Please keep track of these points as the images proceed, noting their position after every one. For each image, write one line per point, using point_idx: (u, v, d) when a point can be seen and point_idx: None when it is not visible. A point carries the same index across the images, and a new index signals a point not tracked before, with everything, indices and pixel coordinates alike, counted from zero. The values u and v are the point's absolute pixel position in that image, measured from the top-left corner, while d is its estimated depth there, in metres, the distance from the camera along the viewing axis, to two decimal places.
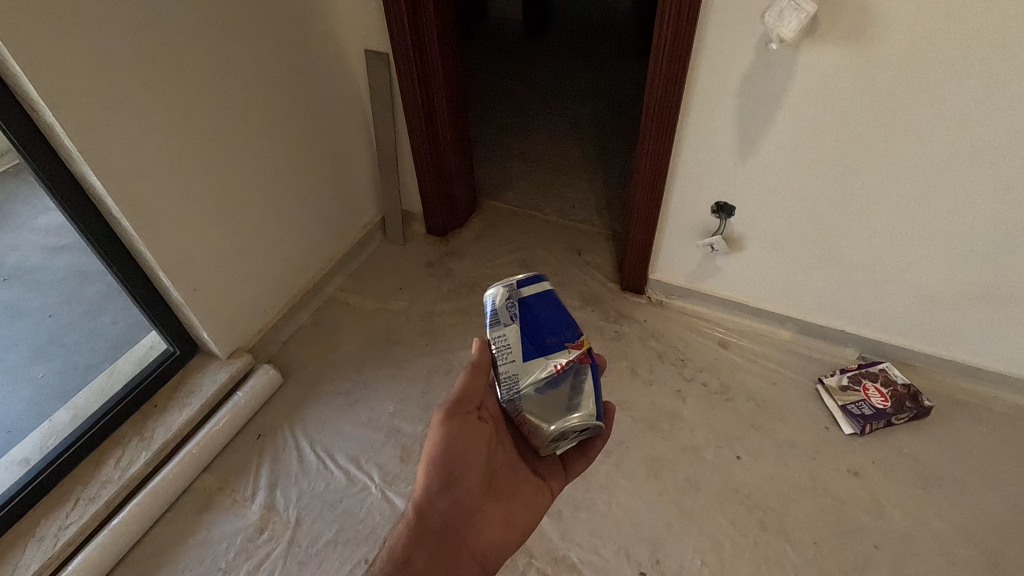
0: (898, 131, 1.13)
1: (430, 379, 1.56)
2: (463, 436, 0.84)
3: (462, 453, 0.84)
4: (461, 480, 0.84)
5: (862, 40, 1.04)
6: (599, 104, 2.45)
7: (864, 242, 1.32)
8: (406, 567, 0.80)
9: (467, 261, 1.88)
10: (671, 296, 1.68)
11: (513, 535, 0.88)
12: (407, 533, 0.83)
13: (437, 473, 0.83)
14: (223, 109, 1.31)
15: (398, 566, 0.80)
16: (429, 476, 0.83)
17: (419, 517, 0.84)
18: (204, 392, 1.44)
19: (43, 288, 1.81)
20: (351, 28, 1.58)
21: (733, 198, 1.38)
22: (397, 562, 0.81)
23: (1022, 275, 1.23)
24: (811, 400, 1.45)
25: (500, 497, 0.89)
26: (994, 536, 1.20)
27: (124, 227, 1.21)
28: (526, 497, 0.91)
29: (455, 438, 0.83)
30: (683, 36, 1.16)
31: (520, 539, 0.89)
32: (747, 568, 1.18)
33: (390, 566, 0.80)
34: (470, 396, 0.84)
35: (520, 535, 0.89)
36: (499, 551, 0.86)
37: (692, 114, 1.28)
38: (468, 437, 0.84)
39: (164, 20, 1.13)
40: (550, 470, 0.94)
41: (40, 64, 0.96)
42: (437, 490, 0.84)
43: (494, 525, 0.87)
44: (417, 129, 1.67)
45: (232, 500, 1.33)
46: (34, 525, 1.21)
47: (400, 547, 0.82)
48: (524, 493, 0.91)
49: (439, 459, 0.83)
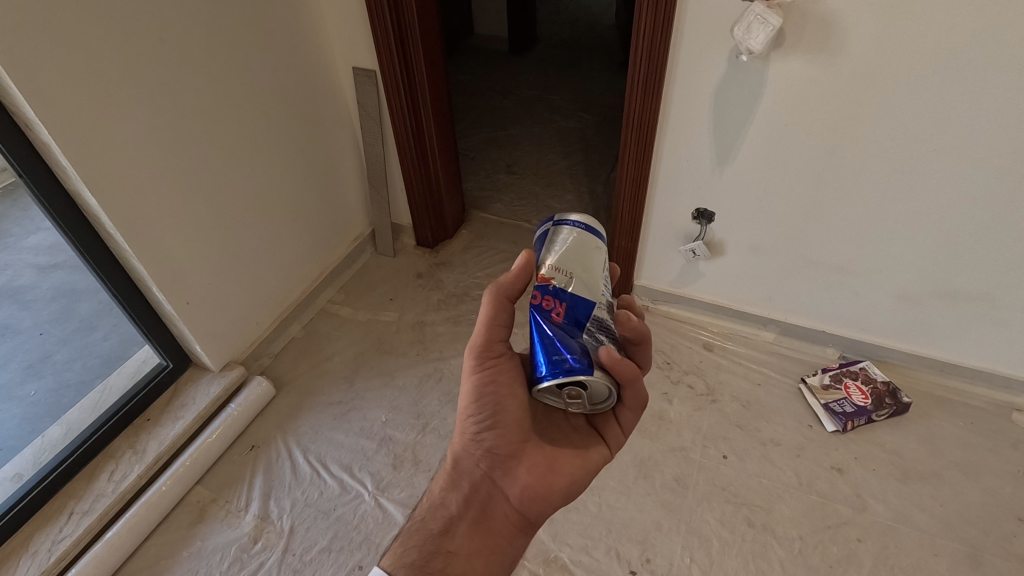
0: (866, 137, 1.18)
1: (422, 387, 1.58)
2: (495, 382, 0.77)
3: (493, 400, 0.77)
4: (495, 430, 0.78)
5: (826, 51, 1.10)
6: (584, 117, 2.52)
7: (839, 244, 1.36)
8: (442, 509, 0.80)
9: (457, 271, 1.91)
10: (656, 302, 1.72)
11: (559, 488, 0.79)
12: (445, 478, 0.83)
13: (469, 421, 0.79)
14: (214, 126, 1.34)
15: (437, 509, 0.81)
16: (463, 423, 0.80)
17: (457, 462, 0.83)
18: (197, 404, 1.46)
19: (34, 307, 1.82)
20: (339, 46, 1.63)
21: (711, 204, 1.43)
22: (435, 505, 0.81)
23: (990, 273, 1.27)
24: (794, 400, 1.48)
25: (542, 445, 0.80)
26: (974, 526, 1.23)
27: (118, 242, 1.24)
28: (572, 446, 0.82)
29: (483, 385, 0.76)
30: (659, 49, 1.20)
31: (566, 494, 0.80)
32: (735, 565, 1.20)
33: (428, 508, 0.81)
34: (493, 341, 0.76)
35: (564, 486, 0.79)
36: (539, 501, 0.79)
37: (670, 123, 1.33)
38: (496, 382, 0.77)
39: (157, 40, 1.17)
40: (602, 420, 0.84)
41: (35, 85, 0.99)
42: (472, 438, 0.80)
43: (533, 473, 0.79)
44: (405, 143, 1.71)
45: (226, 511, 1.34)
46: (27, 539, 1.22)
47: (438, 491, 0.82)
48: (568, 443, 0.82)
49: (470, 407, 0.77)
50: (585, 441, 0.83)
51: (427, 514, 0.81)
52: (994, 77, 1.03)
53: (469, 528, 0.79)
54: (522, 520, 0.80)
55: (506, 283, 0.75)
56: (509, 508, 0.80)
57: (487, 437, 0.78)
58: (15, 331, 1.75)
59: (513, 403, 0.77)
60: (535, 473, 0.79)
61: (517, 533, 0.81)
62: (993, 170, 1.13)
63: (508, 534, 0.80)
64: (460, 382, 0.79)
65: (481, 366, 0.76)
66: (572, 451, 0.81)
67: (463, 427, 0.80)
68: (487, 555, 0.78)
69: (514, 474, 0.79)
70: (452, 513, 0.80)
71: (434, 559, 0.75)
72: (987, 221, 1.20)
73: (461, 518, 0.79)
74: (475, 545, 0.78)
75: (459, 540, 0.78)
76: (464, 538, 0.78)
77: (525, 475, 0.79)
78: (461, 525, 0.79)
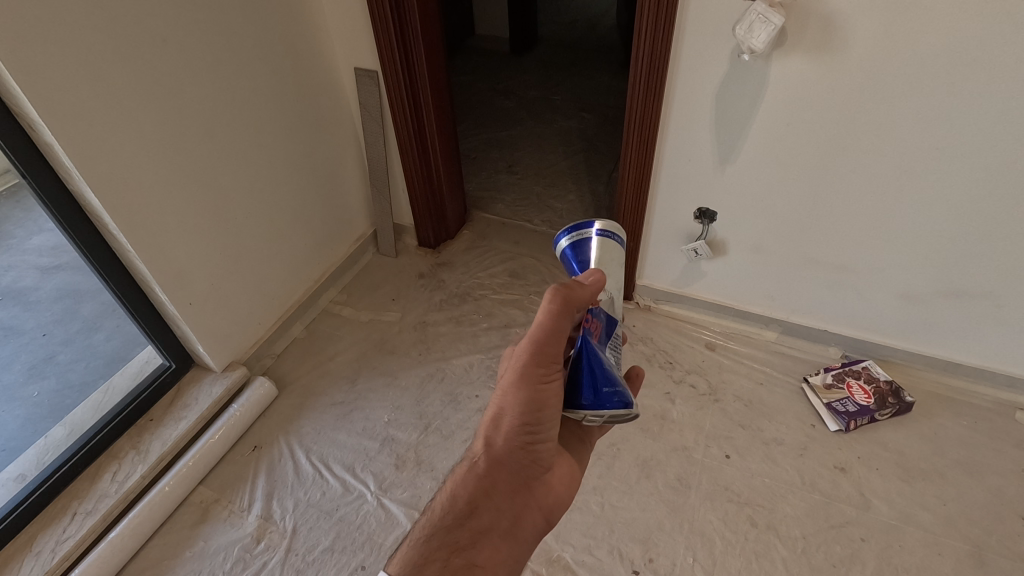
0: (868, 136, 1.18)
1: (425, 387, 1.59)
2: (555, 392, 0.73)
3: (548, 409, 0.73)
4: (544, 440, 0.75)
5: (828, 50, 1.10)
6: (585, 117, 2.52)
7: (842, 243, 1.36)
8: (469, 520, 0.72)
9: (458, 272, 1.91)
10: (658, 301, 1.71)
11: (578, 494, 0.82)
12: (471, 484, 0.74)
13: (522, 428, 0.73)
14: (217, 127, 1.34)
15: (462, 519, 0.72)
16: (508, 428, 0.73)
17: (487, 466, 0.75)
18: (200, 404, 1.46)
19: (37, 308, 1.82)
20: (341, 47, 1.63)
21: (713, 203, 1.43)
22: (460, 513, 0.72)
23: (992, 271, 1.27)
24: (797, 399, 1.48)
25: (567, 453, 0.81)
26: (978, 526, 1.23)
27: (121, 243, 1.24)
28: (586, 452, 0.84)
29: (544, 394, 0.72)
30: (660, 49, 1.20)
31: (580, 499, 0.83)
32: (738, 565, 1.20)
33: (452, 518, 0.72)
34: (558, 349, 0.72)
35: (582, 493, 0.82)
36: (564, 509, 0.80)
37: (671, 122, 1.33)
38: (555, 393, 0.72)
39: (159, 42, 1.17)
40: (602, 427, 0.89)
41: (38, 86, 0.99)
42: (515, 444, 0.74)
43: (562, 481, 0.79)
44: (406, 143, 1.71)
45: (229, 511, 1.34)
46: (30, 540, 1.22)
47: (461, 498, 0.73)
48: (584, 450, 0.84)
49: (526, 414, 0.72)
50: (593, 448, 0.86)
51: (449, 524, 0.71)
52: (997, 74, 1.03)
53: (498, 541, 0.72)
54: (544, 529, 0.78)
55: (581, 294, 0.72)
56: (539, 520, 0.76)
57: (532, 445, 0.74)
58: (18, 332, 1.75)
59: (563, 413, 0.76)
60: (564, 482, 0.79)
61: (537, 542, 0.77)
62: (995, 169, 1.13)
63: (533, 545, 0.76)
64: (514, 385, 0.72)
65: (545, 374, 0.71)
66: (588, 460, 0.84)
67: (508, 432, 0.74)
68: (516, 570, 0.72)
69: (547, 482, 0.78)
70: (481, 524, 0.72)
71: (466, 575, 0.68)
72: (989, 220, 1.20)
73: (490, 529, 0.72)
74: (503, 559, 0.72)
75: (489, 554, 0.71)
76: (496, 550, 0.72)
77: (555, 483, 0.78)
78: (490, 537, 0.72)
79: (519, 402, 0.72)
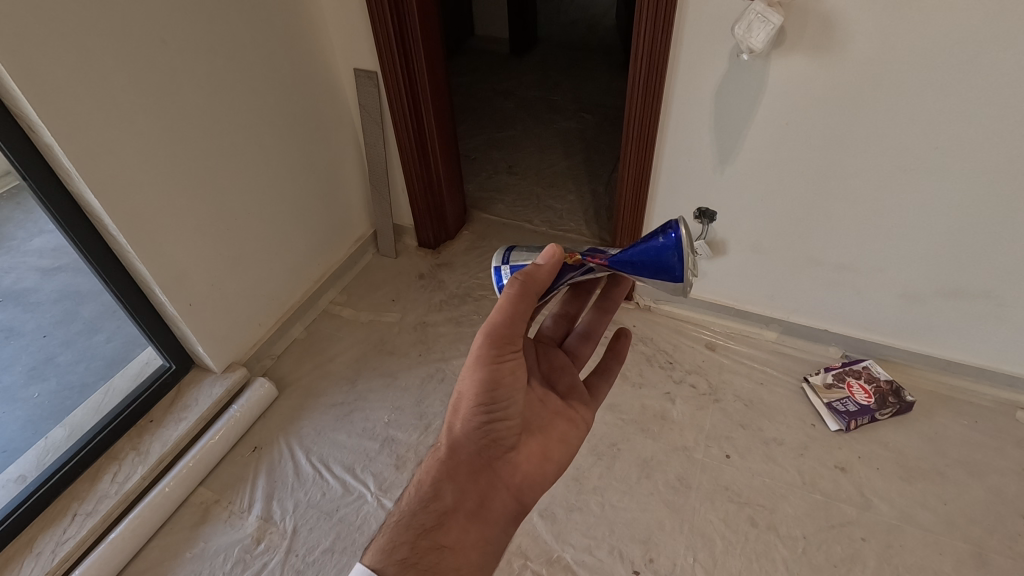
0: (868, 135, 1.18)
1: (425, 388, 1.58)
2: (510, 371, 0.75)
3: (506, 390, 0.76)
4: (503, 420, 0.78)
5: (827, 49, 1.10)
6: (585, 117, 2.52)
7: (841, 243, 1.36)
8: (434, 503, 0.76)
9: (458, 272, 1.91)
10: (658, 301, 1.71)
11: (550, 471, 0.84)
12: (437, 469, 0.78)
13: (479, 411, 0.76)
14: (217, 128, 1.34)
15: (428, 503, 0.76)
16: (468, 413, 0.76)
17: (451, 451, 0.78)
18: (200, 405, 1.46)
19: (38, 310, 1.82)
20: (340, 48, 1.63)
21: (713, 203, 1.43)
22: (426, 497, 0.77)
23: (993, 270, 1.27)
24: (797, 399, 1.48)
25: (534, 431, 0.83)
26: (979, 525, 1.23)
27: (121, 245, 1.24)
28: (553, 425, 0.86)
29: (499, 375, 0.74)
30: (660, 48, 1.20)
31: (555, 476, 0.85)
32: (738, 565, 1.20)
33: (419, 502, 0.76)
34: (513, 329, 0.73)
35: (555, 470, 0.84)
36: (535, 486, 0.82)
37: (670, 123, 1.33)
38: (509, 372, 0.75)
39: (159, 43, 1.17)
40: (580, 401, 0.91)
41: (39, 88, 0.99)
42: (476, 428, 0.77)
43: (528, 460, 0.82)
44: (406, 143, 1.71)
45: (229, 512, 1.34)
46: (30, 541, 1.22)
47: (428, 482, 0.78)
48: (557, 427, 0.86)
49: (483, 397, 0.75)
50: (568, 424, 0.87)
51: (416, 507, 0.76)
52: (996, 74, 1.03)
53: (465, 521, 0.77)
54: (515, 509, 0.81)
55: (539, 273, 0.71)
56: (507, 499, 0.80)
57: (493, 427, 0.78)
58: (18, 333, 1.75)
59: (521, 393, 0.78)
60: (531, 460, 0.82)
61: (510, 522, 0.81)
62: (995, 168, 1.13)
63: (502, 524, 0.79)
64: (469, 370, 0.74)
65: (499, 354, 0.73)
66: (561, 436, 0.86)
67: (468, 417, 0.77)
68: (482, 548, 0.77)
69: (514, 463, 0.81)
70: (446, 505, 0.77)
71: (430, 554, 0.73)
72: (989, 219, 1.20)
73: (457, 510, 0.77)
74: (469, 538, 0.76)
75: (455, 534, 0.75)
76: (461, 530, 0.76)
77: (522, 462, 0.81)
78: (456, 518, 0.76)
79: (475, 386, 0.74)
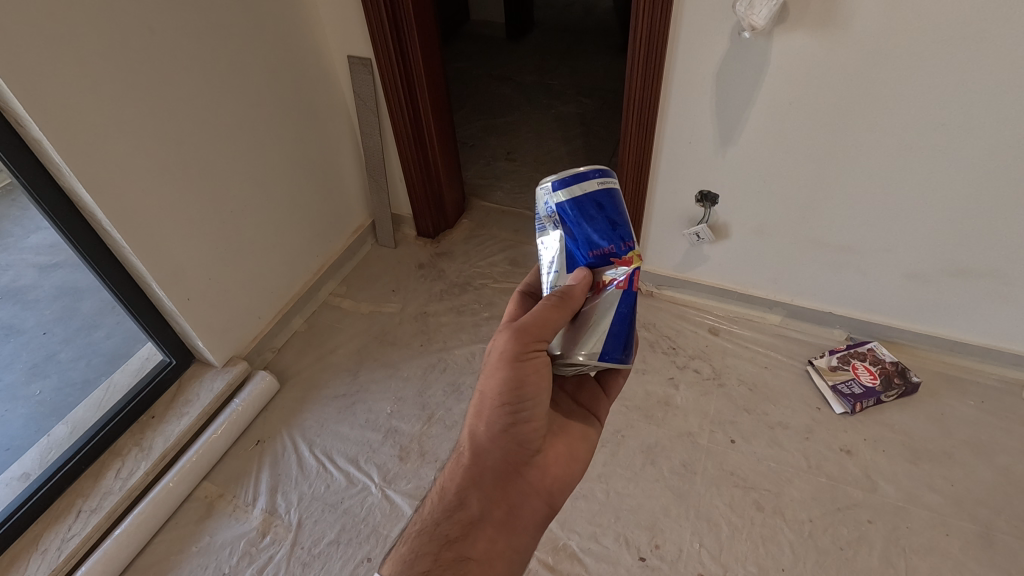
0: (873, 115, 1.16)
1: (427, 378, 1.58)
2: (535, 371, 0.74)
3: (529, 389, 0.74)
4: (527, 422, 0.76)
5: (831, 26, 1.07)
6: (584, 101, 2.49)
7: (845, 223, 1.34)
8: (459, 512, 0.76)
9: (458, 261, 1.90)
10: (660, 287, 1.70)
11: (576, 472, 0.83)
12: (461, 477, 0.78)
13: (503, 413, 0.75)
14: (210, 119, 1.32)
15: (453, 512, 0.76)
16: (490, 417, 0.76)
17: (474, 459, 0.78)
18: (202, 400, 1.45)
19: (37, 307, 1.81)
20: (334, 35, 1.60)
21: (715, 185, 1.41)
22: (450, 507, 0.76)
23: (1002, 249, 1.25)
24: (801, 382, 1.47)
25: (559, 431, 0.83)
26: (986, 506, 1.22)
27: (115, 240, 1.22)
28: (574, 427, 0.86)
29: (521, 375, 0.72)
30: (659, 28, 1.18)
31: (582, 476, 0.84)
32: (745, 549, 1.19)
33: (443, 511, 0.76)
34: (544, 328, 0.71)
35: (581, 470, 0.84)
36: (563, 488, 0.81)
37: (671, 104, 1.30)
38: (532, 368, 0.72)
39: (148, 32, 1.14)
40: (593, 398, 0.89)
41: (27, 82, 0.97)
42: (498, 430, 0.76)
43: (558, 462, 0.81)
44: (403, 131, 1.69)
45: (233, 506, 1.34)
46: (35, 538, 1.22)
47: (452, 491, 0.77)
48: (577, 424, 0.86)
49: (507, 397, 0.74)
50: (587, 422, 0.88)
51: (442, 517, 0.76)
52: (1007, 48, 1.00)
53: (493, 530, 0.75)
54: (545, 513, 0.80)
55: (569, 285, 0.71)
56: (536, 503, 0.79)
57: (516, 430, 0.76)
58: (17, 331, 1.74)
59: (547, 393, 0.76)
60: (559, 462, 0.81)
61: (540, 527, 0.79)
62: (1004, 145, 1.11)
63: (533, 530, 0.78)
64: (494, 371, 0.73)
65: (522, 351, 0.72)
66: (582, 435, 0.86)
67: (492, 419, 0.76)
68: (511, 556, 0.75)
69: (540, 467, 0.79)
70: (473, 515, 0.76)
71: (456, 566, 0.72)
72: (995, 197, 1.18)
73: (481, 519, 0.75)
74: (497, 548, 0.75)
75: (482, 544, 0.74)
76: (488, 540, 0.75)
77: (548, 462, 0.80)
78: (484, 528, 0.75)
79: (498, 383, 0.73)
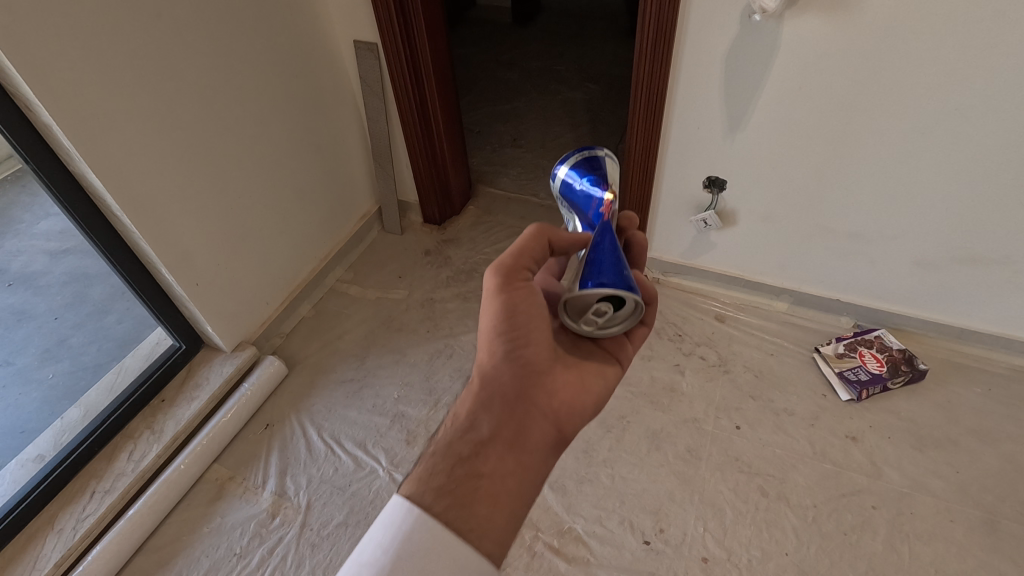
0: (885, 99, 1.14)
1: (433, 363, 1.59)
2: (525, 299, 0.75)
3: (522, 313, 0.74)
4: (530, 344, 0.75)
5: (842, 9, 1.06)
6: (591, 86, 2.47)
7: (854, 210, 1.34)
8: (472, 432, 0.72)
9: (465, 247, 1.90)
10: (667, 274, 1.70)
11: (590, 405, 0.79)
12: (470, 400, 0.75)
13: (505, 337, 0.74)
14: (218, 105, 1.32)
15: (465, 433, 0.72)
16: (495, 343, 0.75)
17: (485, 382, 0.75)
18: (211, 384, 1.47)
19: (47, 292, 1.83)
20: (339, 20, 1.59)
21: (723, 171, 1.40)
22: (462, 426, 0.73)
23: (1013, 236, 1.24)
24: (808, 369, 1.47)
25: (573, 361, 0.80)
26: (990, 493, 1.22)
27: (124, 224, 1.23)
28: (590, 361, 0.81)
29: (513, 304, 0.74)
30: (668, 12, 1.16)
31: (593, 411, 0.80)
32: (749, 534, 1.20)
33: (454, 432, 0.73)
34: (522, 264, 0.75)
35: (593, 406, 0.80)
36: (572, 418, 0.78)
37: (679, 88, 1.29)
38: (518, 298, 0.74)
39: (155, 19, 1.14)
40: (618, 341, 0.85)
41: (36, 69, 0.97)
42: (505, 356, 0.75)
43: (567, 390, 0.78)
44: (408, 116, 1.68)
45: (243, 488, 1.36)
46: (52, 517, 1.24)
47: (464, 413, 0.74)
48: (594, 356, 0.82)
49: (505, 324, 0.74)
50: (608, 359, 0.83)
51: (452, 438, 0.72)
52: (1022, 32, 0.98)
53: (505, 450, 0.72)
54: (554, 440, 0.77)
55: (560, 235, 0.78)
56: (545, 426, 0.75)
57: (522, 353, 0.75)
58: (29, 316, 1.76)
59: (541, 320, 0.76)
60: (568, 390, 0.78)
61: (548, 454, 0.76)
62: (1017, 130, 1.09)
63: (543, 452, 0.75)
64: (487, 300, 0.75)
65: (510, 282, 0.74)
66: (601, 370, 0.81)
67: (496, 343, 0.75)
68: (522, 474, 0.72)
69: (548, 391, 0.76)
70: (483, 435, 0.72)
71: (471, 482, 0.68)
72: (1006, 183, 1.17)
73: (493, 434, 0.72)
74: (507, 466, 0.71)
75: (493, 461, 0.71)
76: (499, 458, 0.71)
77: (557, 391, 0.77)
78: (494, 447, 0.72)
79: (495, 309, 0.74)
